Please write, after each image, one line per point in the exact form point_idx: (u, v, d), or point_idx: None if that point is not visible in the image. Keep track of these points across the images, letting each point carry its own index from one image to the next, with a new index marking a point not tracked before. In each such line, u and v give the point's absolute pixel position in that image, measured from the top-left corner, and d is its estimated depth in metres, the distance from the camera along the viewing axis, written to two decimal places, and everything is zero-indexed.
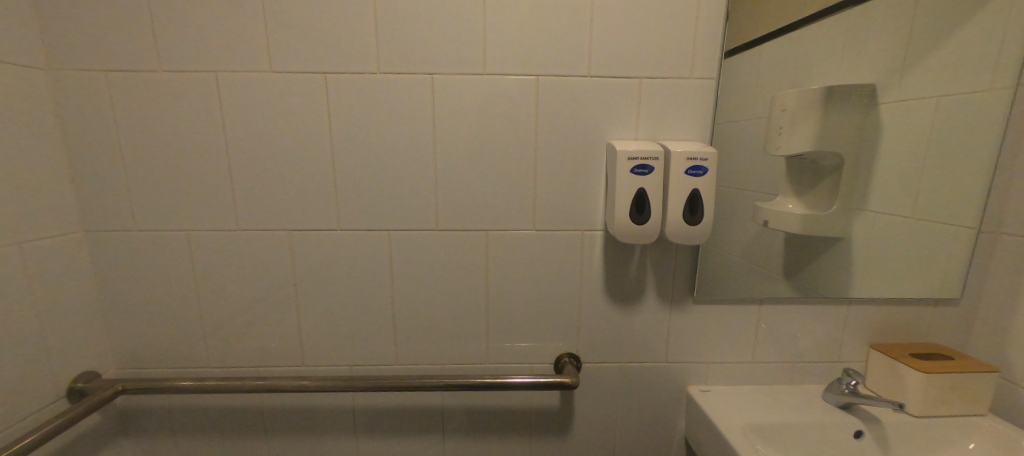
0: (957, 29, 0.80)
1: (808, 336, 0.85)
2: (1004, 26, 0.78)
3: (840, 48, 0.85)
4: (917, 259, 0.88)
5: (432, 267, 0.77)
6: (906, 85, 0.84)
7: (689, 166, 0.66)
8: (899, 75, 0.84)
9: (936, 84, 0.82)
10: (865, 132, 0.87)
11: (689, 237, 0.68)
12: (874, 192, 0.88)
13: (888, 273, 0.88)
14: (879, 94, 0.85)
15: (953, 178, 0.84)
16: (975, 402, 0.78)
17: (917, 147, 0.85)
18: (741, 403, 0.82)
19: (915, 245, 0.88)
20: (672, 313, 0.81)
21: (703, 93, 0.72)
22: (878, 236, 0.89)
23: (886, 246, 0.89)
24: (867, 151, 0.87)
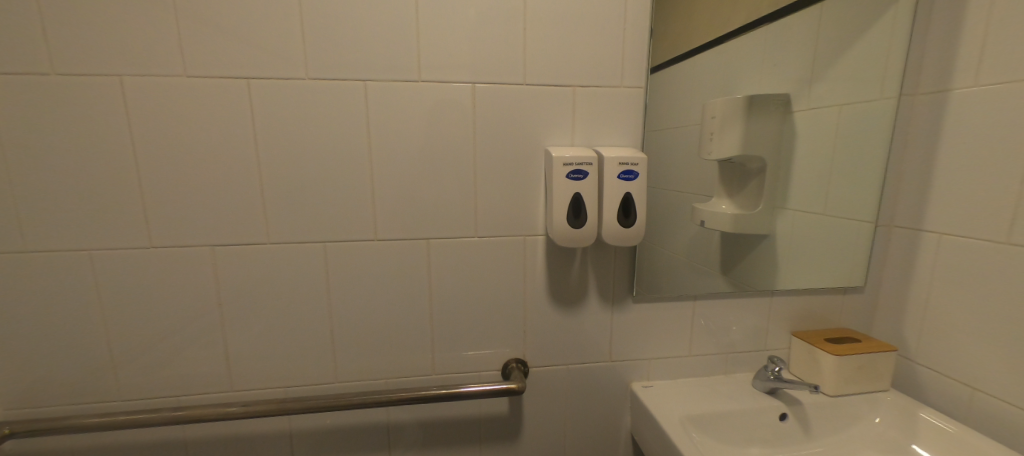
0: (852, 45, 0.90)
1: (737, 327, 0.91)
2: (889, 44, 0.88)
3: (758, 60, 0.91)
4: (830, 252, 0.96)
5: (372, 278, 0.75)
6: (814, 95, 0.93)
7: (622, 171, 0.69)
8: (808, 86, 0.93)
9: (837, 94, 0.92)
10: (783, 137, 0.95)
11: (624, 239, 0.70)
12: (793, 192, 0.96)
13: (806, 265, 0.96)
14: (793, 103, 0.93)
15: (855, 178, 0.94)
16: (879, 378, 0.87)
17: (825, 150, 0.94)
18: (680, 396, 0.86)
19: (828, 239, 0.97)
20: (614, 313, 0.84)
21: (634, 100, 0.76)
22: (797, 232, 0.97)
23: (804, 241, 0.97)
24: (785, 156, 0.95)
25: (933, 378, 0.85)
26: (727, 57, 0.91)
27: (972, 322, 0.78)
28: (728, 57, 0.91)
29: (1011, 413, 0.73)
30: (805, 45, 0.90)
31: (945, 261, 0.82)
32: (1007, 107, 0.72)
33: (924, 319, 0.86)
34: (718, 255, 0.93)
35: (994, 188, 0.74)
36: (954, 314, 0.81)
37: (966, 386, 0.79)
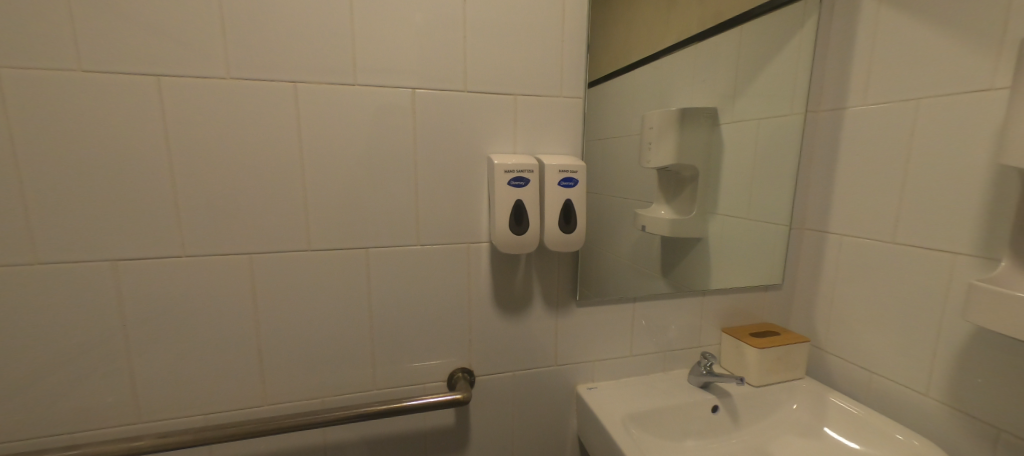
0: (767, 65, 0.99)
1: (673, 326, 0.96)
2: (797, 64, 0.97)
3: (687, 76, 0.99)
4: (755, 253, 1.05)
5: (306, 290, 0.70)
6: (736, 109, 1.01)
7: (562, 178, 0.71)
8: (732, 101, 1.01)
9: (755, 109, 1.01)
10: (713, 148, 1.03)
11: (565, 245, 0.72)
12: (721, 198, 1.04)
13: (734, 266, 1.04)
14: (720, 116, 1.01)
15: (773, 185, 1.03)
16: (795, 367, 0.96)
17: (746, 159, 1.02)
18: (622, 395, 0.89)
19: (753, 242, 1.05)
20: (558, 317, 0.86)
21: (573, 110, 0.78)
22: (727, 236, 1.05)
23: (732, 244, 1.05)
24: (714, 165, 1.03)
25: (839, 364, 0.94)
26: (659, 72, 0.99)
27: (868, 313, 0.88)
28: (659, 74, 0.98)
29: (900, 392, 0.83)
30: (727, 63, 0.98)
31: (846, 259, 0.92)
32: (889, 124, 0.82)
33: (830, 312, 0.96)
34: (655, 258, 0.97)
35: (881, 194, 0.84)
36: (854, 307, 0.91)
37: (865, 371, 0.89)
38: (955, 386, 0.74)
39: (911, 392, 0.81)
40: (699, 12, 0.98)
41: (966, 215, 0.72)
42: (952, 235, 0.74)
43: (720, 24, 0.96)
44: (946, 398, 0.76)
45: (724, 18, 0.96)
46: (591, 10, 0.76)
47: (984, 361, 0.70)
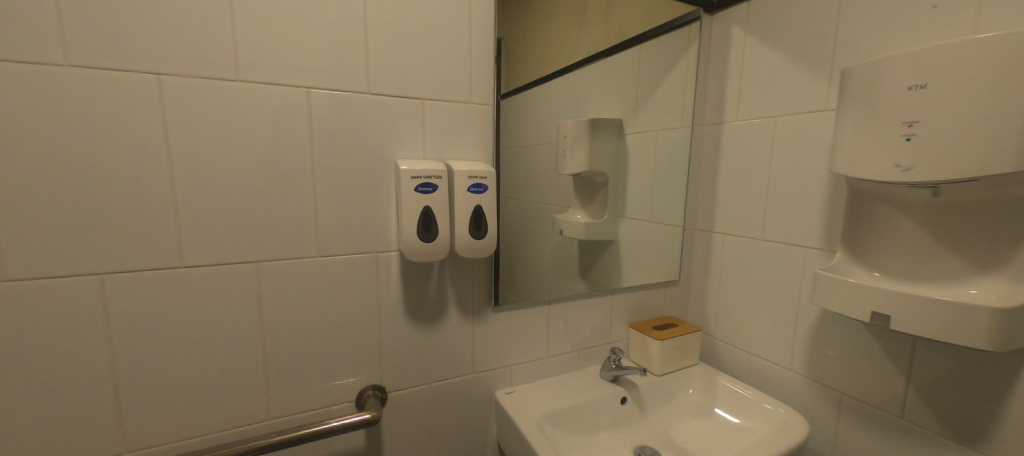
0: (663, 81, 1.08)
1: (586, 325, 1.01)
2: (685, 81, 1.08)
3: (595, 89, 1.04)
4: (658, 253, 1.13)
5: (182, 312, 0.62)
6: (638, 120, 1.09)
7: (471, 184, 0.71)
8: (634, 113, 1.09)
9: (655, 120, 1.09)
10: (620, 156, 1.11)
11: (475, 251, 0.72)
12: (629, 203, 1.12)
13: (641, 265, 1.11)
14: (626, 127, 1.09)
15: (671, 190, 1.12)
16: (691, 355, 1.06)
17: (649, 166, 1.11)
18: (539, 397, 0.90)
19: (657, 242, 1.13)
20: (474, 324, 0.85)
21: (483, 117, 0.79)
22: (635, 238, 1.12)
23: (640, 245, 1.12)
24: (623, 172, 1.11)
25: (727, 350, 1.06)
26: (577, 83, 1.02)
27: (747, 302, 1.00)
28: (575, 86, 1.02)
29: (773, 370, 0.95)
30: (630, 79, 1.06)
31: (729, 256, 1.04)
32: (756, 137, 0.95)
33: (718, 303, 1.08)
34: (573, 260, 1.02)
35: (753, 198, 0.97)
36: (736, 297, 1.02)
37: (747, 353, 1.01)
38: (812, 361, 0.87)
39: (781, 369, 0.93)
40: (605, 30, 1.01)
41: (812, 214, 0.85)
42: (804, 231, 0.87)
43: (622, 43, 1.03)
44: (806, 372, 0.88)
45: (626, 38, 1.03)
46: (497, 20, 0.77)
47: (830, 338, 0.83)
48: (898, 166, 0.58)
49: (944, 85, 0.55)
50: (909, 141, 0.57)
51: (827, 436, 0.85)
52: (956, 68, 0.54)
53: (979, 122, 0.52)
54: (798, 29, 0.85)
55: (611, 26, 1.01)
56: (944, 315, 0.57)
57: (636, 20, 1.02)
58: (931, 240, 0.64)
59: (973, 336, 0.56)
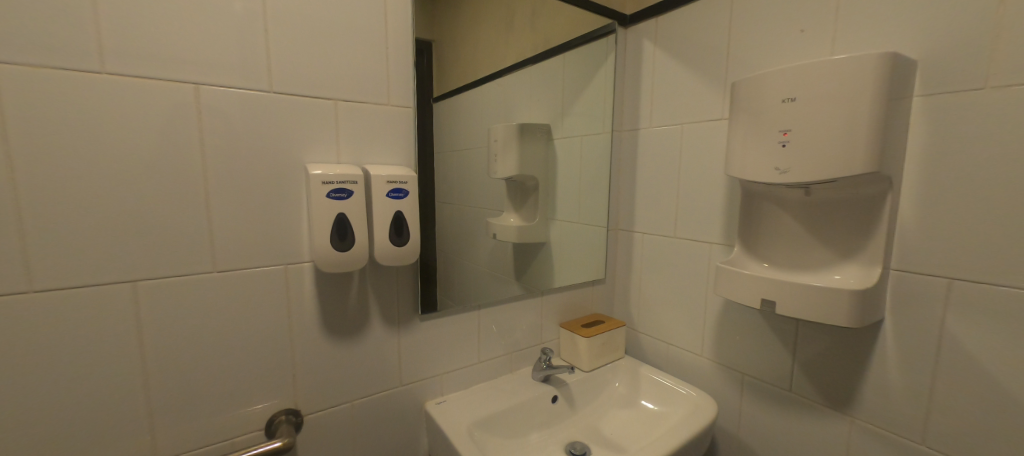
0: (585, 88, 1.13)
1: (516, 328, 1.02)
2: (604, 89, 1.13)
3: (523, 93, 1.06)
4: (586, 253, 1.18)
5: (37, 342, 0.54)
6: (565, 125, 1.14)
7: (390, 189, 0.68)
8: (562, 119, 1.13)
9: (578, 126, 1.15)
10: (549, 160, 1.14)
11: (396, 258, 0.69)
12: (559, 206, 1.16)
13: (569, 265, 1.15)
14: (554, 132, 1.13)
15: (595, 193, 1.18)
16: (616, 349, 1.11)
17: (574, 170, 1.16)
18: (470, 404, 0.89)
19: (584, 244, 1.18)
20: (400, 334, 0.82)
21: (403, 120, 0.76)
22: (564, 239, 1.16)
23: (567, 246, 1.17)
24: (552, 176, 1.15)
25: (649, 342, 1.12)
26: (508, 88, 1.03)
27: (664, 296, 1.07)
28: (509, 89, 1.03)
29: (688, 358, 1.02)
30: (554, 86, 1.11)
31: (647, 254, 1.10)
32: (667, 142, 1.02)
33: (640, 298, 1.14)
34: (507, 264, 1.03)
35: (666, 198, 1.04)
36: (654, 292, 1.09)
37: (665, 344, 1.08)
38: (719, 347, 0.95)
39: (695, 357, 1.01)
40: (533, 37, 1.04)
41: (714, 213, 0.93)
42: (709, 229, 0.95)
43: (548, 50, 1.06)
44: (715, 358, 0.96)
45: (552, 45, 1.07)
46: (425, 22, 0.77)
47: (733, 325, 0.91)
48: (778, 169, 0.66)
49: (807, 98, 0.63)
50: (785, 146, 0.65)
51: (734, 416, 0.93)
52: (815, 83, 0.62)
53: (834, 131, 0.60)
54: (698, 44, 0.94)
55: (536, 34, 1.04)
56: (816, 298, 0.65)
57: (558, 30, 1.06)
58: (806, 233, 0.73)
59: (837, 315, 0.64)
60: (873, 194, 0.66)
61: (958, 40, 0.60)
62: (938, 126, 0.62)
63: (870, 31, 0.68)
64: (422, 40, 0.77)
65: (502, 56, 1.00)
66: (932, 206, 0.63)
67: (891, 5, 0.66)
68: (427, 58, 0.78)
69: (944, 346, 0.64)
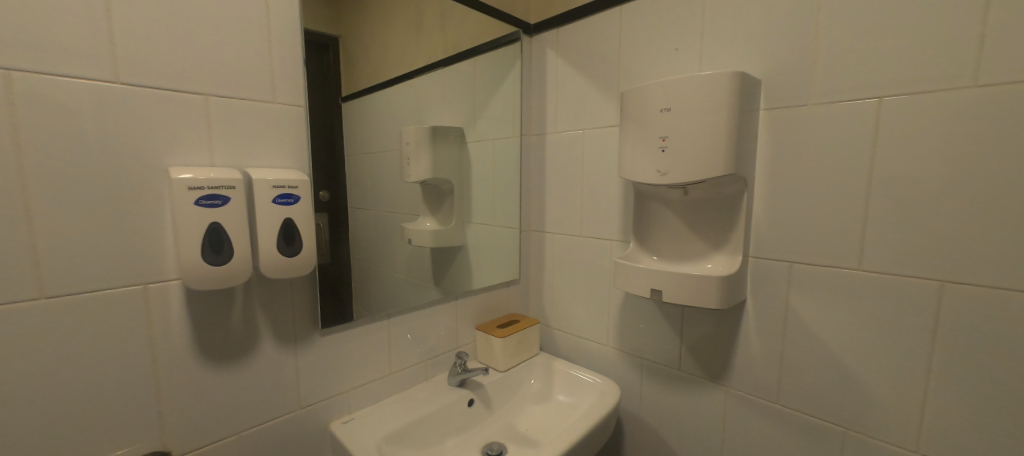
0: (496, 92, 1.15)
1: (430, 334, 0.99)
2: (512, 93, 1.16)
3: (433, 94, 1.04)
4: (501, 254, 1.20)
5: None
6: (478, 127, 1.14)
7: (277, 194, 0.63)
8: (474, 121, 1.13)
9: (491, 130, 1.16)
10: (463, 164, 1.14)
11: (286, 270, 0.64)
12: (475, 209, 1.15)
13: (485, 266, 1.16)
14: (467, 135, 1.13)
15: (508, 195, 1.20)
16: (531, 346, 1.13)
17: (489, 173, 1.16)
18: (380, 419, 0.85)
19: (500, 245, 1.20)
20: (297, 352, 0.75)
21: (294, 119, 0.71)
22: (481, 241, 1.16)
23: (484, 248, 1.17)
24: (466, 179, 1.14)
25: (562, 337, 1.17)
26: (416, 89, 1.00)
27: (573, 293, 1.12)
28: (416, 90, 1.00)
29: (596, 349, 1.08)
30: (463, 89, 1.10)
31: (556, 253, 1.15)
32: (570, 146, 1.08)
33: (552, 296, 1.18)
34: (422, 268, 1.02)
35: (571, 199, 1.09)
36: (564, 289, 1.14)
37: (576, 338, 1.13)
38: (621, 337, 1.02)
39: (602, 348, 1.07)
40: (443, 38, 1.03)
41: (613, 212, 1.00)
42: (609, 227, 1.01)
43: (458, 54, 1.06)
44: (619, 347, 1.03)
45: (461, 48, 1.06)
46: (331, 17, 0.76)
47: (633, 315, 0.99)
48: (660, 172, 0.73)
49: (678, 108, 0.70)
50: (664, 151, 0.72)
51: (636, 400, 1.01)
52: (685, 95, 0.70)
53: (699, 137, 0.69)
54: (593, 56, 1.00)
55: (446, 36, 1.03)
56: (692, 285, 0.74)
57: (467, 34, 1.06)
58: (687, 228, 0.81)
59: (709, 299, 0.73)
60: (735, 193, 0.76)
61: (791, 64, 0.71)
62: (781, 135, 0.73)
63: (729, 52, 0.78)
64: (329, 35, 0.76)
65: (411, 56, 0.98)
66: (778, 203, 0.75)
67: (742, 31, 0.76)
68: (334, 55, 0.78)
69: (790, 320, 0.75)
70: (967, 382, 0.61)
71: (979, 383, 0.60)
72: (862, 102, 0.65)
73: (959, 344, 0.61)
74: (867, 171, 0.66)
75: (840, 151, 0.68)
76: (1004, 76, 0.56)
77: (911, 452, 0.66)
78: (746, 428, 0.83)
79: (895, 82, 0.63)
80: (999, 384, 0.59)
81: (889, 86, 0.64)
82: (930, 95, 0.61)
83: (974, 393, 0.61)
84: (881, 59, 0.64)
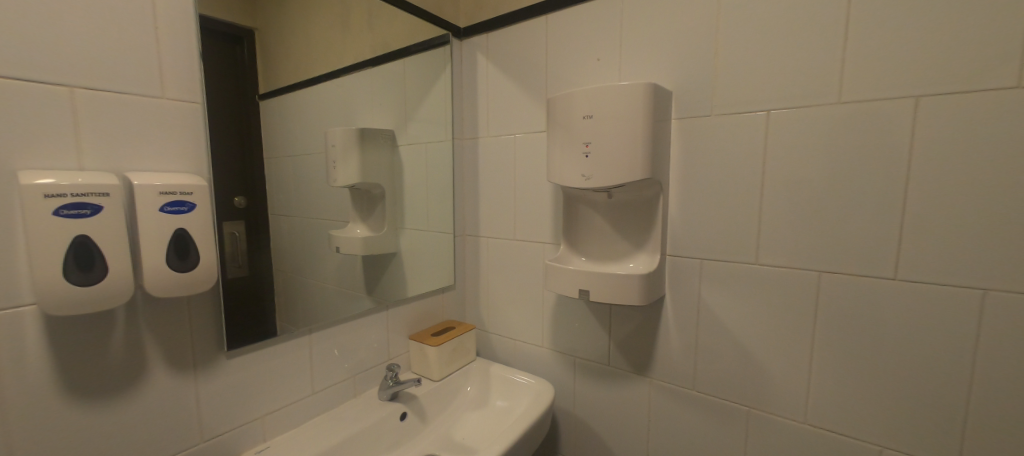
0: (427, 95, 1.12)
1: (359, 347, 0.94)
2: (444, 96, 1.13)
3: (358, 94, 0.99)
4: (437, 260, 1.17)
5: None
6: (408, 131, 1.10)
7: (166, 202, 0.56)
8: (404, 123, 1.09)
9: (422, 133, 1.12)
10: (395, 168, 1.09)
11: (179, 287, 0.57)
12: (408, 214, 1.11)
13: (419, 272, 1.12)
14: (399, 138, 1.09)
15: (443, 199, 1.16)
16: (467, 353, 1.11)
17: (421, 176, 1.13)
18: (300, 444, 0.78)
19: (436, 250, 1.16)
20: (198, 378, 0.67)
21: (188, 116, 0.63)
22: (414, 248, 1.12)
23: (418, 255, 1.13)
24: (399, 183, 1.09)
25: (499, 342, 1.16)
26: (339, 89, 0.95)
27: (508, 297, 1.12)
28: (339, 90, 0.95)
29: (532, 352, 1.09)
30: (393, 89, 1.06)
31: (491, 257, 1.14)
32: (500, 151, 1.08)
33: (488, 300, 1.17)
34: (353, 278, 0.96)
35: (503, 203, 1.10)
36: (499, 293, 1.14)
37: (512, 341, 1.13)
38: (555, 338, 1.04)
39: (537, 349, 1.08)
40: (371, 37, 0.98)
41: (543, 215, 1.02)
42: (541, 230, 1.03)
43: (387, 54, 1.02)
44: (553, 348, 1.05)
45: (392, 48, 1.02)
46: (244, 10, 0.73)
47: (566, 316, 1.01)
48: (585, 176, 0.75)
49: (599, 115, 0.73)
50: (587, 157, 0.75)
51: (571, 398, 1.03)
52: (604, 103, 0.73)
53: (617, 143, 0.72)
54: (521, 62, 1.01)
55: (374, 34, 0.98)
56: (613, 284, 0.77)
57: (397, 34, 1.02)
58: (612, 230, 0.85)
59: (631, 296, 0.77)
60: (652, 196, 0.81)
61: (695, 78, 0.77)
62: (690, 142, 0.79)
63: (645, 64, 0.83)
64: (244, 27, 0.73)
65: (335, 54, 0.93)
66: (690, 204, 0.80)
67: (654, 45, 0.82)
68: (246, 48, 0.74)
69: (703, 314, 0.81)
70: (842, 358, 0.70)
71: (852, 358, 0.69)
72: (753, 114, 0.73)
73: (835, 326, 0.70)
74: (760, 175, 0.73)
75: (740, 157, 0.75)
76: (862, 93, 0.65)
77: (802, 424, 0.74)
78: (669, 416, 0.87)
79: (781, 98, 0.70)
80: (867, 358, 0.68)
81: (776, 99, 0.71)
82: (807, 109, 0.69)
83: (848, 368, 0.69)
84: (769, 76, 0.71)
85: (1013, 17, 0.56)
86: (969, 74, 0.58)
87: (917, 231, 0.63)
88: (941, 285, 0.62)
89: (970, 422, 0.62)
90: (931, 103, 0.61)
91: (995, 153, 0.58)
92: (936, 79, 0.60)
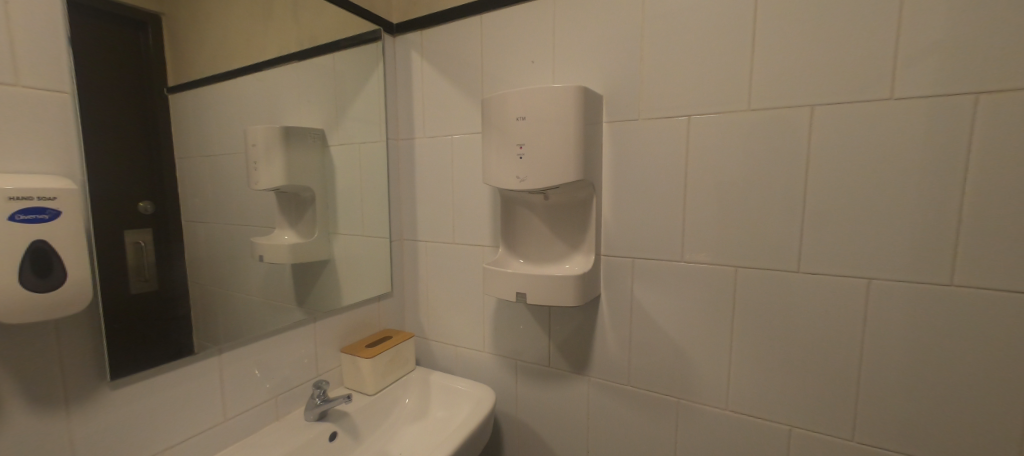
0: (360, 90, 1.04)
1: (283, 365, 0.85)
2: (376, 94, 1.05)
3: (276, 90, 0.91)
4: (372, 267, 1.09)
5: None
6: (340, 130, 1.03)
7: (19, 209, 0.47)
8: (337, 121, 1.02)
9: (355, 133, 1.05)
10: (326, 169, 1.02)
11: (38, 309, 0.48)
12: (340, 219, 1.04)
13: (353, 281, 1.05)
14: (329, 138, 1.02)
15: (381, 202, 1.09)
16: (405, 362, 1.05)
17: (354, 177, 1.05)
18: None
19: (371, 257, 1.09)
20: (72, 413, 0.57)
21: (52, 108, 0.54)
22: (344, 256, 1.04)
23: (351, 263, 1.06)
24: (330, 185, 1.03)
25: (439, 349, 1.12)
26: (254, 84, 0.87)
27: (447, 302, 1.09)
28: (254, 84, 0.87)
29: (474, 357, 1.06)
30: (320, 84, 0.98)
31: (429, 262, 1.10)
32: (436, 152, 1.05)
33: (427, 307, 1.13)
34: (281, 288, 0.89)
35: (440, 205, 1.06)
36: (438, 299, 1.10)
37: (452, 348, 1.10)
38: (496, 341, 1.02)
39: (478, 355, 1.06)
40: (292, 29, 0.92)
41: (481, 217, 1.00)
42: (479, 232, 1.01)
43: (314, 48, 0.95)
44: (495, 353, 1.03)
45: (320, 42, 0.96)
46: None
47: (507, 319, 1.00)
48: (519, 178, 0.74)
49: (533, 118, 0.73)
50: (521, 158, 0.74)
51: (513, 401, 1.01)
52: (536, 104, 0.72)
53: (552, 145, 0.72)
54: (456, 60, 0.99)
55: (298, 26, 0.92)
56: (550, 287, 0.77)
57: (324, 27, 0.95)
58: (549, 231, 0.85)
59: (568, 298, 0.77)
60: (586, 196, 0.81)
61: (624, 83, 0.80)
62: (621, 145, 0.81)
63: (577, 67, 0.84)
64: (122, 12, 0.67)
65: (253, 46, 0.86)
66: (622, 205, 0.82)
67: (586, 49, 0.83)
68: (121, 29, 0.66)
69: (636, 311, 0.84)
70: (761, 347, 0.75)
71: (769, 346, 0.74)
72: (675, 119, 0.76)
73: (751, 317, 0.75)
74: (683, 177, 0.77)
75: (667, 159, 0.78)
76: (770, 101, 0.70)
77: (726, 411, 0.78)
78: (607, 412, 0.89)
79: (700, 104, 0.74)
80: (781, 345, 0.73)
81: (697, 105, 0.75)
82: (724, 115, 0.73)
83: (765, 355, 0.74)
84: (688, 83, 0.75)
85: (888, 37, 0.63)
86: (854, 86, 0.65)
87: (818, 228, 0.69)
88: (834, 276, 0.69)
89: (863, 398, 0.69)
90: (825, 111, 0.67)
91: (874, 156, 0.65)
92: (830, 89, 0.66)
